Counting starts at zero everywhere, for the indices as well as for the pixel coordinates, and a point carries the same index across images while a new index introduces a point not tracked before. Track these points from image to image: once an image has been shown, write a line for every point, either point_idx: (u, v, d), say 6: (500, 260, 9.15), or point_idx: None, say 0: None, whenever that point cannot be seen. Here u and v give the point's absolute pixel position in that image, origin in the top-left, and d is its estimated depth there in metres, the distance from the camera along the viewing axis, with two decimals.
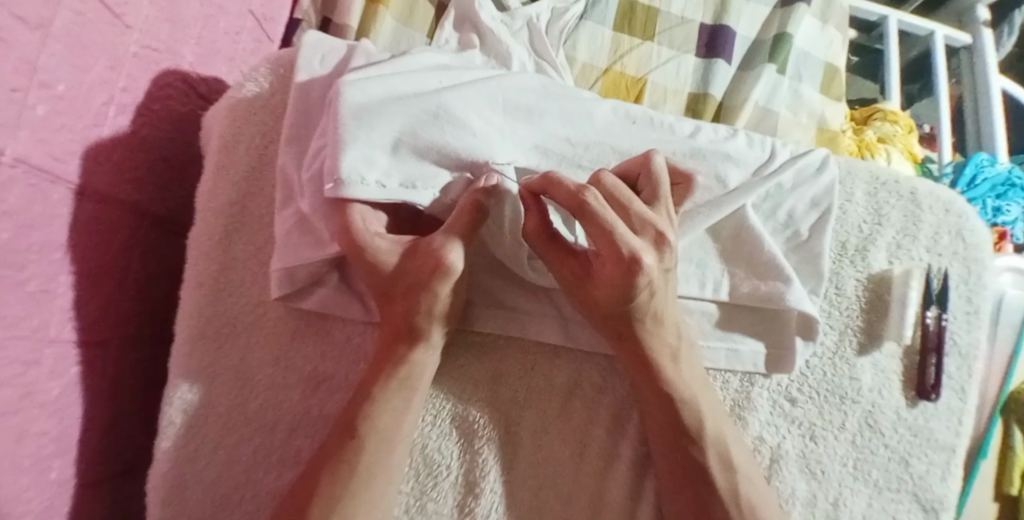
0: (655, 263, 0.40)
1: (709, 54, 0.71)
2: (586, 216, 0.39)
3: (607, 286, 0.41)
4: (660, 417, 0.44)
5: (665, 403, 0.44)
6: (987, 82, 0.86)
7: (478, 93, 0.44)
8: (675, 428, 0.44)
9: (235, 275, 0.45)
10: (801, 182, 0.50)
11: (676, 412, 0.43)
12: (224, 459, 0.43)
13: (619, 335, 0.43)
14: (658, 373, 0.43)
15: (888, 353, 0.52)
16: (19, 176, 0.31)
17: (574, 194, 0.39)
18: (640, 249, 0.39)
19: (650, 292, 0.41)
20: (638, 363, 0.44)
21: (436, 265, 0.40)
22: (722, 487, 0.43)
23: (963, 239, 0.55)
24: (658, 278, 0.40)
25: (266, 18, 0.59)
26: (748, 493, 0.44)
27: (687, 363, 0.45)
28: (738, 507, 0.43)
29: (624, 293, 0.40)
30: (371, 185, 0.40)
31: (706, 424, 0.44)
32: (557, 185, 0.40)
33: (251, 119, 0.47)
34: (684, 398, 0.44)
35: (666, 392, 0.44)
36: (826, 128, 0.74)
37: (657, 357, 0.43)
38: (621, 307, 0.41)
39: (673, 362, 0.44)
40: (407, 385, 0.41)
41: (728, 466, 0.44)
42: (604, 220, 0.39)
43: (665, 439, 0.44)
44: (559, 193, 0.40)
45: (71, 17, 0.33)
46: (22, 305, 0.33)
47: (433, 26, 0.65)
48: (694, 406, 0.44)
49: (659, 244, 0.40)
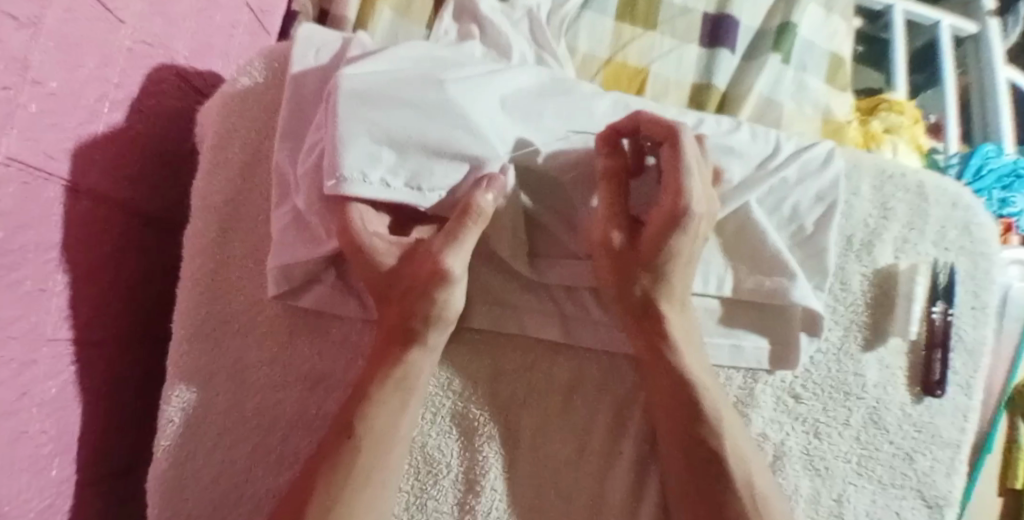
0: (704, 217, 0.42)
1: (712, 44, 0.70)
2: (674, 145, 0.41)
3: (652, 240, 0.42)
4: (675, 414, 0.44)
5: (677, 397, 0.44)
6: (994, 73, 0.85)
7: (478, 87, 0.42)
8: (689, 420, 0.43)
9: (231, 273, 0.44)
10: (806, 175, 0.49)
11: (693, 402, 0.43)
12: (222, 457, 0.42)
13: (644, 309, 0.44)
14: (673, 360, 0.44)
15: (894, 349, 0.51)
16: (12, 174, 0.30)
17: (667, 129, 0.41)
18: (700, 197, 0.41)
19: (692, 249, 0.43)
20: (653, 352, 0.44)
21: (432, 271, 0.40)
22: (739, 486, 0.42)
23: (971, 233, 0.54)
24: (702, 238, 0.42)
25: (262, 10, 0.58)
26: (763, 487, 0.43)
27: (692, 354, 0.44)
28: (755, 503, 0.42)
29: (667, 243, 0.42)
30: (374, 183, 0.39)
31: (722, 414, 0.44)
32: (650, 122, 0.42)
33: (246, 113, 0.46)
34: (702, 385, 0.44)
35: (682, 379, 0.44)
36: (830, 119, 0.72)
37: (677, 339, 0.44)
38: (657, 267, 0.43)
39: (690, 346, 0.45)
40: (403, 385, 0.41)
41: (742, 458, 0.43)
42: (686, 154, 0.41)
43: (675, 437, 0.44)
44: (656, 128, 0.42)
45: (61, 13, 0.32)
46: (17, 305, 0.33)
47: (432, 17, 0.63)
48: (709, 397, 0.44)
49: (711, 201, 0.42)
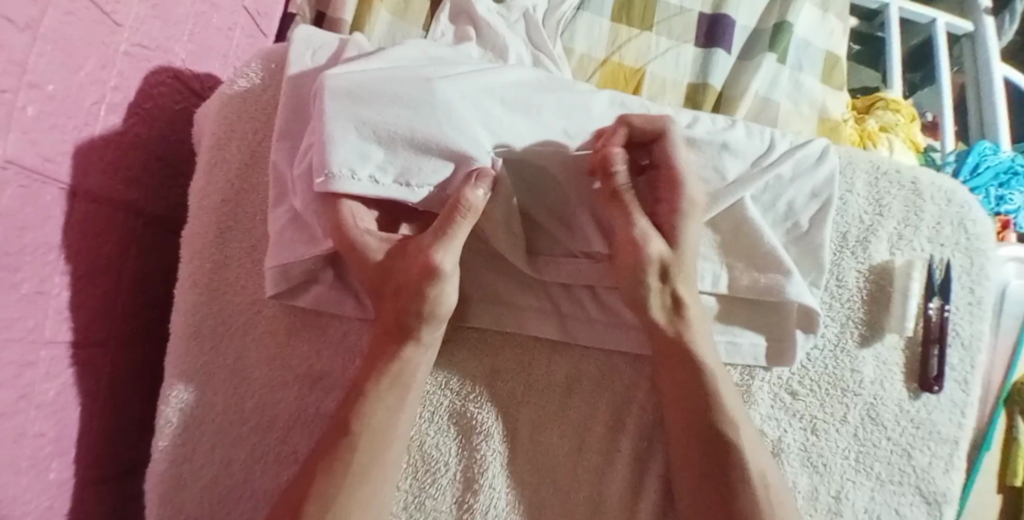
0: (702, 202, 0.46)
1: (708, 44, 0.70)
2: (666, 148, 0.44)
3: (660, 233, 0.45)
4: (683, 409, 0.44)
5: (691, 386, 0.43)
6: (989, 71, 0.85)
7: (471, 85, 0.43)
8: (693, 413, 0.43)
9: (229, 274, 0.45)
10: (801, 172, 0.49)
11: (705, 395, 0.43)
12: (220, 457, 0.43)
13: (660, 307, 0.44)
14: (693, 358, 0.43)
15: (890, 346, 0.51)
16: (11, 176, 0.30)
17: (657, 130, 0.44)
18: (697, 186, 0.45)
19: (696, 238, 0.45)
20: (668, 349, 0.44)
21: (422, 267, 0.40)
22: (752, 474, 0.42)
23: (966, 229, 0.54)
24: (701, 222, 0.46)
25: (259, 13, 0.58)
26: (775, 481, 0.42)
27: (705, 344, 0.45)
28: (766, 489, 0.41)
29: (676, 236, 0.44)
30: (363, 180, 0.40)
31: (730, 405, 0.43)
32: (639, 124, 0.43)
33: (243, 115, 0.46)
34: (713, 373, 0.44)
35: (697, 374, 0.43)
36: (827, 118, 0.72)
37: (692, 337, 0.44)
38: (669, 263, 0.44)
39: (703, 341, 0.45)
40: (399, 382, 0.41)
41: (756, 450, 0.43)
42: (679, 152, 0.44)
43: (682, 429, 0.44)
44: (647, 129, 0.44)
45: (58, 16, 0.32)
46: (15, 307, 0.33)
47: (428, 20, 0.64)
48: (722, 385, 0.44)
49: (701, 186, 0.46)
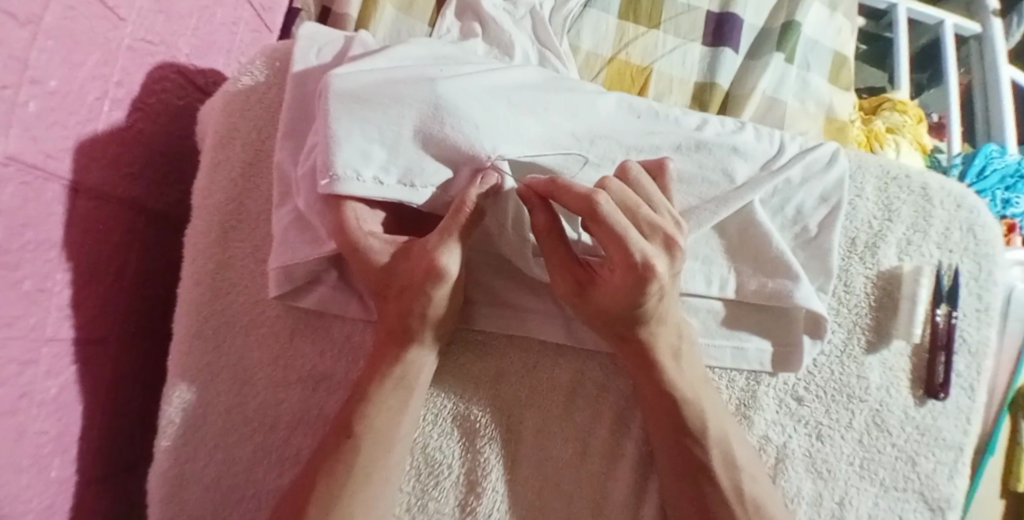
0: (666, 270, 0.39)
1: (716, 43, 0.69)
2: (597, 221, 0.37)
3: (613, 292, 0.40)
4: (661, 415, 0.44)
5: (664, 405, 0.43)
6: (997, 72, 0.84)
7: (475, 84, 0.42)
8: (677, 428, 0.43)
9: (231, 275, 0.44)
10: (810, 177, 0.49)
11: (677, 411, 0.43)
12: (223, 458, 0.42)
13: (620, 336, 0.43)
14: (659, 373, 0.43)
15: (896, 351, 0.51)
16: (12, 174, 0.30)
17: (585, 199, 0.37)
18: (653, 255, 0.38)
19: (659, 297, 0.40)
20: (639, 363, 0.43)
21: (427, 268, 0.39)
22: (725, 486, 0.43)
23: (975, 235, 0.54)
24: (668, 285, 0.40)
25: (264, 7, 0.58)
26: (754, 493, 0.43)
27: (680, 366, 0.43)
28: (743, 506, 0.43)
29: (634, 299, 0.39)
30: (367, 182, 0.39)
31: (710, 427, 0.43)
32: (563, 191, 0.38)
33: (247, 113, 0.46)
34: (686, 399, 0.43)
35: (666, 391, 0.43)
36: (834, 118, 0.72)
37: (659, 356, 0.43)
38: (627, 313, 0.41)
39: (675, 361, 0.43)
40: (403, 384, 0.41)
41: (731, 466, 0.43)
42: (616, 225, 0.37)
43: (665, 436, 0.44)
44: (568, 197, 0.38)
45: (60, 12, 0.32)
46: (17, 305, 0.32)
47: (434, 15, 0.63)
48: (697, 407, 0.43)
49: (669, 248, 0.39)
